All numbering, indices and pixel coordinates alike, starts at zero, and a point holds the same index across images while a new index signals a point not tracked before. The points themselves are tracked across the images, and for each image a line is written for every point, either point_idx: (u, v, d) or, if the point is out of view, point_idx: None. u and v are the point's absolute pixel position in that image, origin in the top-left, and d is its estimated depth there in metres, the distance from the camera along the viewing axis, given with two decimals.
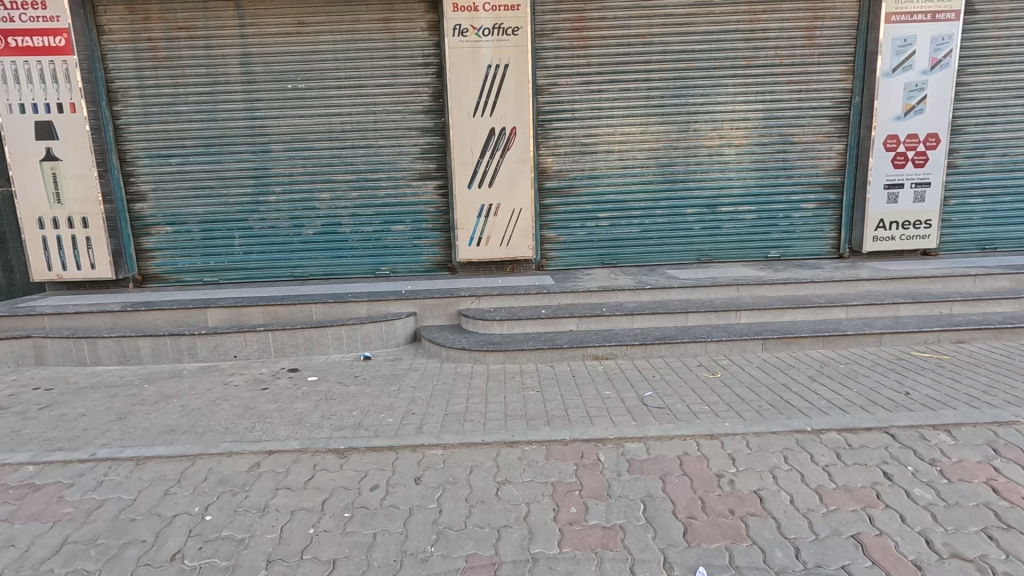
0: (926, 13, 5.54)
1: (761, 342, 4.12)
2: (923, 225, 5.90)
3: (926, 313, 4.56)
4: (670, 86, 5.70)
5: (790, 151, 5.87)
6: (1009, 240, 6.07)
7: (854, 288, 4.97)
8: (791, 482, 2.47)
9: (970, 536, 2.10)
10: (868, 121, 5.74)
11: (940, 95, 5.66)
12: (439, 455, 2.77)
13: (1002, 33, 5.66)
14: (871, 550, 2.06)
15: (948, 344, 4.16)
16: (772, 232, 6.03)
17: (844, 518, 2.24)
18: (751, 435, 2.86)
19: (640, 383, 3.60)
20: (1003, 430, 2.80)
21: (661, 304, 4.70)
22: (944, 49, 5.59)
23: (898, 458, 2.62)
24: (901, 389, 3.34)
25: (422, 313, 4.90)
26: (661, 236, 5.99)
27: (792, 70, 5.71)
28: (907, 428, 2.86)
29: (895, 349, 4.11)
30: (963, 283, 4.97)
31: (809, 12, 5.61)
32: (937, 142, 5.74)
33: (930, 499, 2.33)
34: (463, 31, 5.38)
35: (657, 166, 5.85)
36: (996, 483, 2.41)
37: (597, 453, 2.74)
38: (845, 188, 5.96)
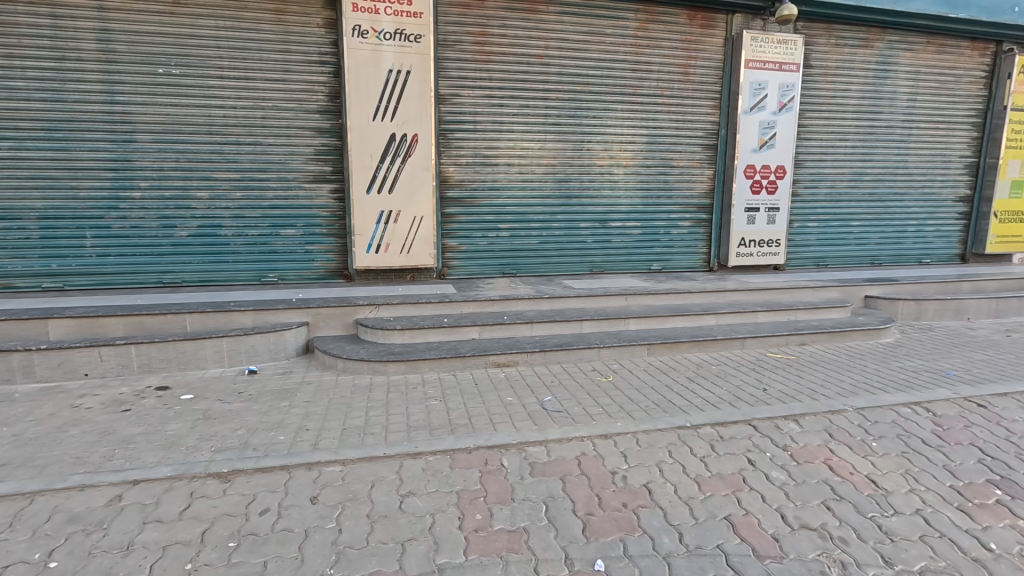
0: (776, 62, 6.45)
1: (647, 347, 4.49)
2: (774, 243, 6.83)
3: (777, 320, 5.28)
4: (565, 106, 6.03)
5: (669, 174, 6.49)
6: (837, 258, 7.25)
7: (722, 298, 5.61)
8: (675, 474, 2.72)
9: (813, 509, 2.49)
10: (732, 152, 6.54)
11: (786, 133, 6.61)
12: (337, 471, 2.63)
13: (830, 86, 6.81)
14: (740, 529, 2.34)
15: (795, 346, 4.87)
16: (654, 247, 6.61)
17: (718, 503, 2.52)
18: (639, 432, 3.10)
19: (540, 389, 3.73)
20: (836, 417, 3.34)
21: (558, 313, 4.92)
22: (788, 95, 6.54)
23: (759, 445, 3.00)
24: (760, 386, 3.83)
25: (316, 323, 4.62)
26: (557, 248, 6.27)
27: (671, 102, 6.35)
28: (766, 419, 3.29)
29: (755, 351, 4.72)
30: (805, 294, 5.84)
31: (684, 52, 6.31)
32: (784, 173, 6.70)
33: (784, 479, 2.71)
34: (363, 32, 5.23)
35: (554, 182, 6.14)
36: (832, 462, 2.87)
37: (501, 459, 2.79)
38: (714, 210, 6.73)
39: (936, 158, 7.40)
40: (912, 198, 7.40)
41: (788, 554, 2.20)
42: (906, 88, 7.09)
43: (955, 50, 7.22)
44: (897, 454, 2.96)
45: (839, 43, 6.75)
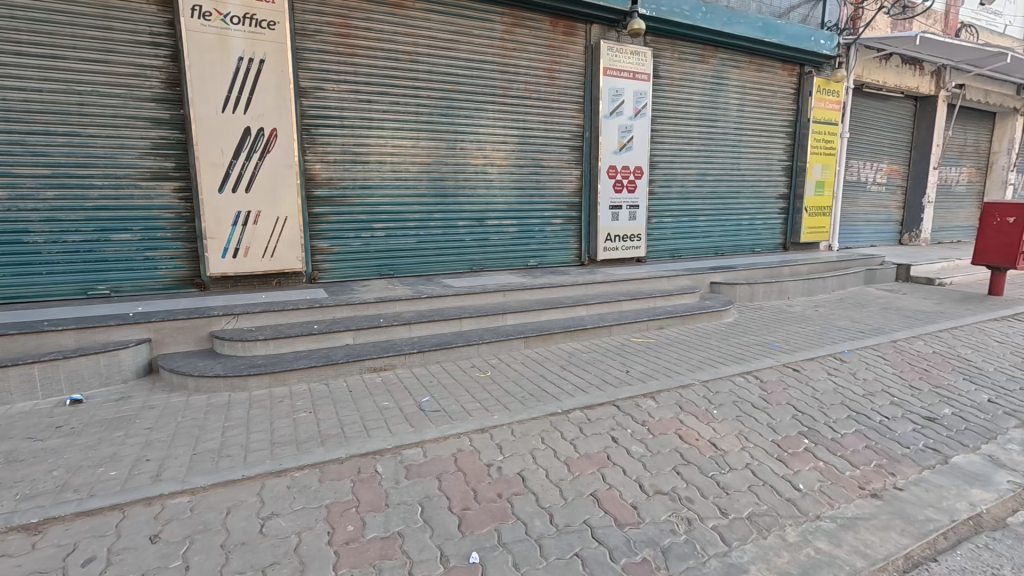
0: (630, 71, 7.02)
1: (524, 340, 4.65)
2: (636, 238, 7.45)
3: (639, 308, 5.79)
4: (437, 105, 6.00)
5: (541, 173, 6.78)
6: (688, 250, 8.14)
7: (592, 290, 6.00)
8: (547, 458, 2.86)
9: (666, 475, 2.77)
10: (596, 153, 7.01)
11: (642, 137, 7.24)
12: (185, 503, 2.36)
13: (676, 95, 7.61)
14: (604, 502, 2.53)
15: (654, 330, 5.37)
16: (530, 243, 6.86)
17: (585, 481, 2.69)
18: (514, 423, 3.20)
19: (417, 390, 3.68)
20: (686, 391, 3.75)
21: (437, 312, 4.91)
22: (642, 102, 7.17)
23: (622, 423, 3.27)
24: (624, 369, 4.17)
25: (160, 339, 4.09)
26: (436, 247, 6.24)
27: (538, 104, 6.63)
28: (628, 399, 3.58)
29: (621, 337, 5.12)
30: (663, 282, 6.47)
31: (549, 57, 6.63)
32: (642, 173, 7.33)
33: (642, 452, 2.98)
34: (205, 14, 4.72)
35: (428, 180, 6.08)
36: (681, 431, 3.22)
37: (375, 465, 2.71)
38: (583, 207, 7.16)
39: (761, 161, 8.62)
40: (744, 196, 8.54)
41: (644, 520, 2.43)
42: (736, 100, 8.16)
43: (771, 69, 8.48)
44: (733, 418, 3.41)
45: (682, 57, 7.56)
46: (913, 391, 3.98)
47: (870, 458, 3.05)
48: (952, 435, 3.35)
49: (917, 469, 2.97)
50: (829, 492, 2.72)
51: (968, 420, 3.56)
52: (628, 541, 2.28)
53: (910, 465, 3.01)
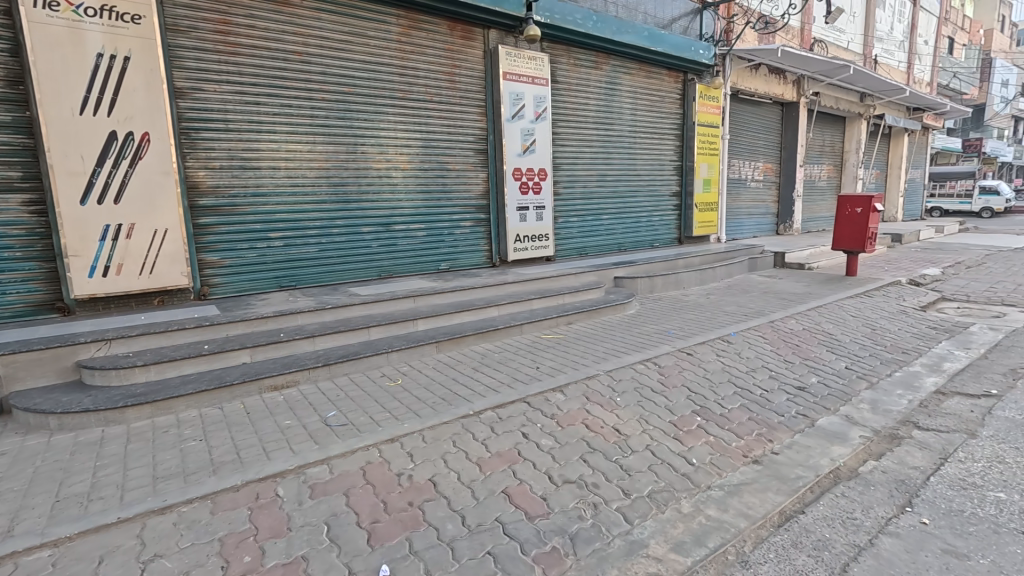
0: (528, 76, 7.22)
1: (435, 345, 4.61)
2: (543, 238, 7.67)
3: (549, 305, 5.98)
4: (332, 107, 5.78)
5: (447, 176, 6.76)
6: (594, 247, 8.52)
7: (503, 291, 6.09)
8: (458, 461, 2.87)
9: (573, 464, 2.89)
10: (500, 156, 7.12)
11: (544, 140, 7.46)
12: (45, 558, 2.08)
13: (574, 99, 7.94)
14: (515, 498, 2.59)
15: (564, 326, 5.57)
16: (440, 247, 6.82)
17: (496, 479, 2.73)
18: (425, 429, 3.17)
19: (323, 405, 3.53)
20: (592, 382, 3.93)
21: (344, 322, 4.73)
22: (542, 106, 7.39)
23: (532, 419, 3.35)
24: (534, 365, 4.28)
25: (12, 375, 3.56)
26: (341, 255, 6.01)
27: (440, 107, 6.61)
28: (537, 394, 3.69)
29: (531, 334, 5.25)
30: (571, 279, 6.72)
31: (448, 60, 6.65)
32: (546, 175, 7.56)
33: (551, 444, 3.08)
34: (51, 4, 4.18)
35: (328, 185, 5.84)
36: (588, 421, 3.37)
37: (275, 489, 2.56)
38: (491, 209, 7.24)
39: (655, 162, 9.23)
40: (642, 194, 9.11)
41: (553, 509, 2.51)
42: (628, 105, 8.67)
43: (658, 76, 9.11)
44: (634, 404, 3.63)
45: (577, 63, 7.91)
46: (787, 364, 4.48)
47: (752, 428, 3.38)
48: (818, 401, 3.81)
49: (790, 434, 3.34)
50: (717, 463, 2.98)
51: (830, 386, 4.07)
52: (538, 532, 2.35)
53: (784, 431, 3.38)
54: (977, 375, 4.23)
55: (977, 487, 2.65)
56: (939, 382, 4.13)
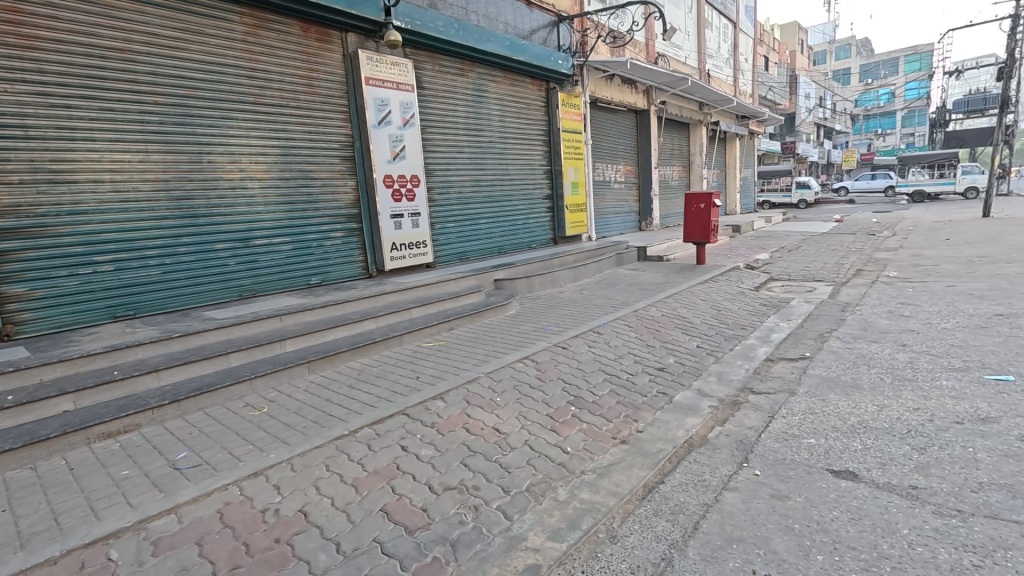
0: (392, 81, 7.09)
1: (306, 365, 4.32)
2: (421, 245, 7.57)
3: (429, 312, 5.93)
4: (168, 112, 5.17)
5: (312, 186, 6.39)
6: (474, 251, 8.63)
7: (382, 302, 5.91)
8: (332, 486, 2.71)
9: (454, 470, 2.88)
10: (369, 163, 6.90)
11: (414, 146, 7.37)
12: None
13: (442, 106, 7.96)
14: (394, 514, 2.51)
15: (445, 332, 5.56)
16: (309, 260, 6.43)
17: (374, 498, 2.63)
18: (294, 457, 2.96)
19: (171, 448, 3.12)
20: (472, 385, 3.96)
21: (197, 350, 4.24)
22: (409, 112, 7.31)
23: (411, 431, 3.29)
24: (414, 375, 4.21)
25: None
26: (191, 276, 5.38)
27: (299, 112, 6.24)
28: (417, 405, 3.62)
29: (412, 344, 5.16)
30: (451, 285, 6.73)
31: (305, 63, 6.30)
32: (418, 181, 7.47)
33: (431, 453, 3.04)
34: None
35: (169, 200, 5.19)
36: (468, 425, 3.39)
37: (106, 553, 2.20)
38: (363, 218, 6.98)
39: (526, 166, 9.60)
40: (516, 198, 9.41)
41: (434, 519, 2.48)
42: (496, 112, 8.91)
43: (523, 84, 9.49)
44: (514, 402, 3.73)
45: (443, 70, 7.95)
46: (650, 349, 4.92)
47: (620, 411, 3.65)
48: (674, 378, 4.23)
49: (652, 412, 3.66)
50: (590, 448, 3.17)
51: (685, 364, 4.55)
52: (419, 545, 2.30)
53: (648, 410, 3.70)
54: (796, 342, 5.01)
55: (796, 436, 3.13)
56: (769, 351, 4.82)
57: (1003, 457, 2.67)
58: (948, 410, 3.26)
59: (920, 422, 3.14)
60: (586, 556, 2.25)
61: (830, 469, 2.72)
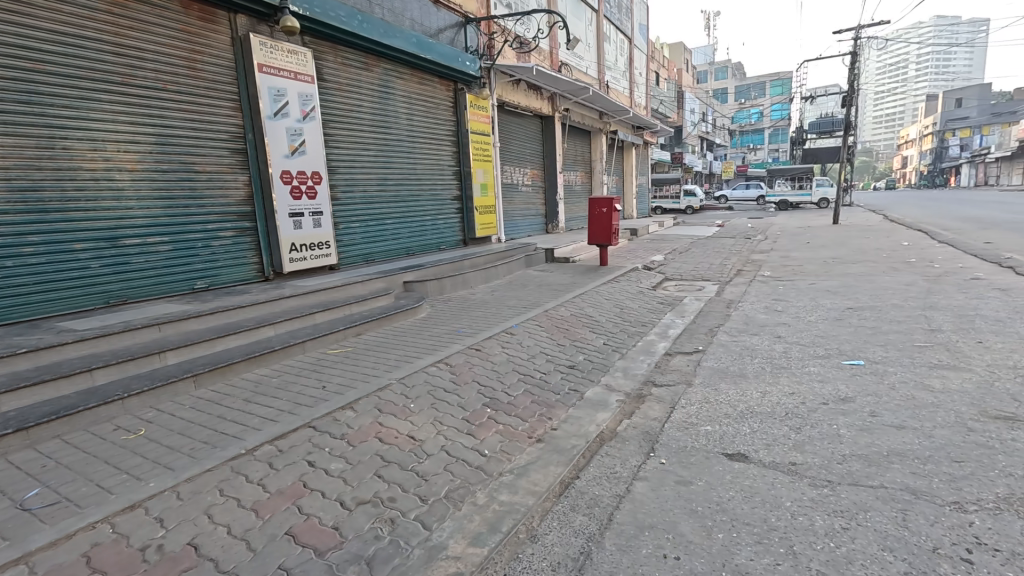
0: (289, 71, 6.62)
1: (193, 379, 3.87)
2: (324, 246, 7.15)
3: (334, 317, 5.61)
4: (9, 87, 4.37)
5: (195, 180, 5.76)
6: (380, 253, 8.33)
7: (281, 306, 5.48)
8: (228, 512, 2.45)
9: (367, 483, 2.73)
10: (264, 157, 6.37)
11: (314, 141, 6.94)
12: None
13: (345, 100, 7.59)
14: (301, 536, 2.32)
15: (352, 337, 5.29)
16: (193, 262, 5.79)
17: (278, 521, 2.41)
18: (181, 484, 2.63)
19: (17, 485, 2.63)
20: (384, 393, 3.81)
21: (50, 368, 3.62)
22: (309, 105, 6.87)
23: (318, 444, 3.08)
24: (319, 385, 3.95)
25: None
26: (41, 281, 4.59)
27: (179, 97, 5.60)
28: (324, 417, 3.40)
29: (316, 351, 4.84)
30: (357, 288, 6.43)
31: (186, 43, 5.67)
32: (320, 178, 7.05)
33: (342, 467, 2.87)
34: None
35: (9, 191, 4.39)
36: (381, 434, 3.25)
37: None
38: (257, 217, 6.43)
39: (434, 167, 9.45)
40: (425, 199, 9.24)
41: (347, 537, 2.33)
42: (404, 110, 8.68)
43: (431, 83, 9.34)
44: (428, 407, 3.64)
45: (345, 63, 7.58)
46: (560, 348, 5.07)
47: (535, 410, 3.71)
48: (584, 376, 4.39)
49: (565, 409, 3.76)
50: (507, 449, 3.17)
51: (593, 361, 4.75)
52: (331, 566, 2.14)
53: (561, 407, 3.80)
54: (690, 337, 5.43)
55: (694, 424, 3.39)
56: (667, 345, 5.18)
57: (859, 432, 3.08)
58: (816, 393, 3.71)
59: (795, 405, 3.54)
60: (507, 558, 2.24)
61: (725, 453, 2.97)
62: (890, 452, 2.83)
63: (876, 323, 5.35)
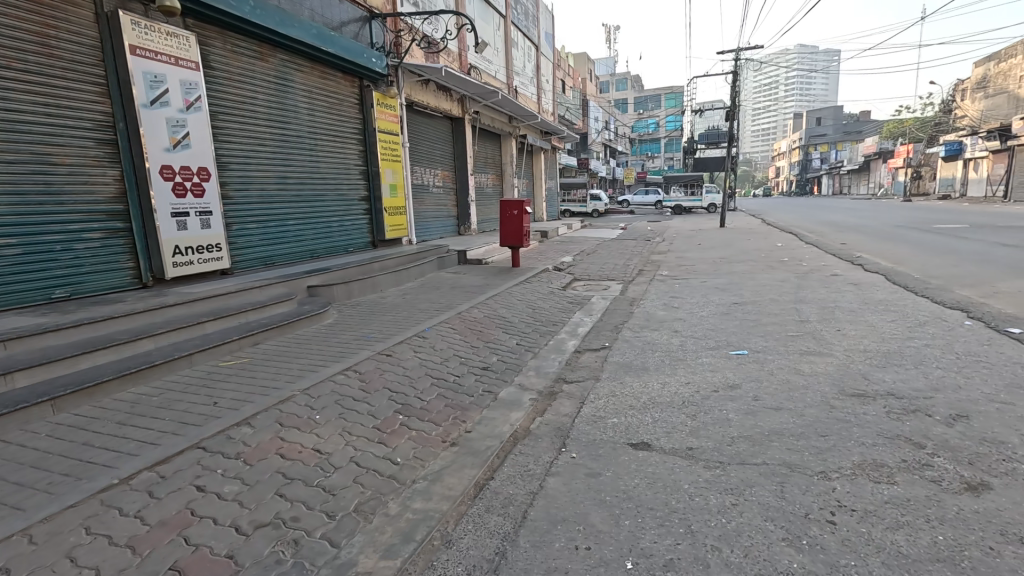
0: (168, 55, 6.00)
1: (51, 403, 3.36)
2: (214, 248, 6.55)
3: (227, 326, 5.15)
4: None
5: (51, 173, 5.00)
6: (280, 256, 7.81)
7: (163, 316, 4.93)
8: (96, 552, 2.15)
9: (267, 504, 2.53)
10: (139, 149, 5.69)
11: (199, 134, 6.34)
12: None
13: (236, 90, 7.01)
14: (189, 570, 2.08)
15: (249, 347, 4.90)
16: (51, 268, 5.03)
17: (161, 556, 2.15)
18: (35, 525, 2.26)
19: None
20: (285, 405, 3.56)
21: None
22: (193, 94, 6.28)
23: (209, 466, 2.81)
24: (210, 401, 3.61)
25: None
26: None
27: (27, 78, 4.83)
28: (215, 436, 3.11)
29: (206, 364, 4.41)
30: (254, 293, 5.96)
31: (36, 15, 4.90)
32: (208, 175, 6.45)
33: (237, 489, 2.63)
34: None
35: None
36: (282, 449, 3.03)
37: None
38: (132, 216, 5.73)
39: (339, 165, 9.03)
40: (330, 199, 8.79)
41: (244, 565, 2.13)
42: (304, 105, 8.22)
43: (334, 78, 8.92)
44: (335, 417, 3.46)
45: (236, 50, 7.01)
46: (474, 349, 5.06)
47: (449, 413, 3.67)
48: (498, 376, 4.41)
49: (479, 410, 3.75)
50: (420, 455, 3.10)
51: (506, 361, 4.80)
52: None
53: (475, 408, 3.79)
54: (598, 334, 5.67)
55: (602, 417, 3.54)
56: (577, 343, 5.37)
57: (746, 415, 3.40)
58: (709, 382, 4.04)
59: (691, 394, 3.83)
60: (422, 567, 2.19)
61: (630, 443, 3.14)
62: (771, 432, 3.15)
63: (757, 316, 5.95)
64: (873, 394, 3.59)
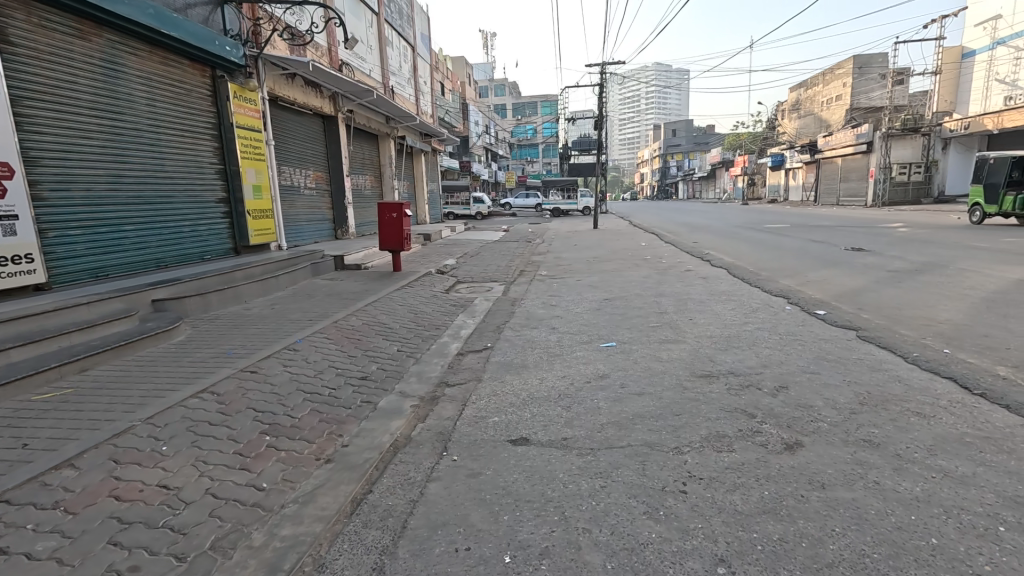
0: None
1: None
2: (23, 259, 5.48)
3: (44, 351, 4.34)
4: None
5: None
6: (116, 266, 6.77)
7: None
8: None
9: (96, 556, 2.17)
10: None
11: None
12: None
13: (48, 72, 5.93)
14: None
15: (74, 375, 4.17)
16: None
17: None
18: None
19: None
20: (121, 440, 3.09)
21: None
22: None
23: (15, 523, 2.34)
24: (18, 444, 3.01)
25: None
26: None
27: None
28: (24, 485, 2.60)
29: (13, 400, 3.67)
30: (81, 311, 5.09)
31: None
32: (11, 172, 5.37)
33: (55, 544, 2.23)
34: None
35: None
36: (117, 491, 2.63)
37: None
38: None
39: (189, 163, 8.07)
40: (179, 200, 7.83)
41: None
42: (142, 93, 7.21)
43: (178, 65, 7.93)
44: (186, 447, 3.09)
45: (46, 25, 5.93)
46: (351, 359, 4.84)
47: (323, 429, 3.45)
48: (377, 385, 4.25)
49: (357, 423, 3.58)
50: (290, 477, 2.88)
51: (386, 369, 4.65)
52: None
53: (352, 421, 3.61)
54: (480, 335, 5.74)
55: (483, 417, 3.59)
56: (459, 346, 5.39)
57: (613, 402, 3.68)
58: (582, 374, 4.30)
59: (566, 387, 4.04)
60: None
61: (509, 440, 3.22)
62: (635, 415, 3.44)
63: (624, 310, 6.47)
64: (717, 374, 4.10)
